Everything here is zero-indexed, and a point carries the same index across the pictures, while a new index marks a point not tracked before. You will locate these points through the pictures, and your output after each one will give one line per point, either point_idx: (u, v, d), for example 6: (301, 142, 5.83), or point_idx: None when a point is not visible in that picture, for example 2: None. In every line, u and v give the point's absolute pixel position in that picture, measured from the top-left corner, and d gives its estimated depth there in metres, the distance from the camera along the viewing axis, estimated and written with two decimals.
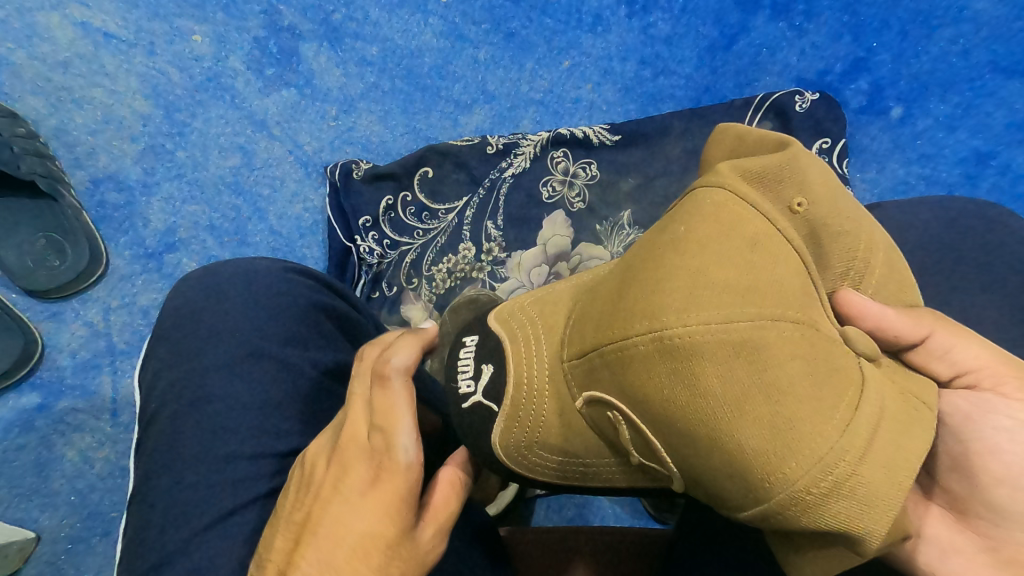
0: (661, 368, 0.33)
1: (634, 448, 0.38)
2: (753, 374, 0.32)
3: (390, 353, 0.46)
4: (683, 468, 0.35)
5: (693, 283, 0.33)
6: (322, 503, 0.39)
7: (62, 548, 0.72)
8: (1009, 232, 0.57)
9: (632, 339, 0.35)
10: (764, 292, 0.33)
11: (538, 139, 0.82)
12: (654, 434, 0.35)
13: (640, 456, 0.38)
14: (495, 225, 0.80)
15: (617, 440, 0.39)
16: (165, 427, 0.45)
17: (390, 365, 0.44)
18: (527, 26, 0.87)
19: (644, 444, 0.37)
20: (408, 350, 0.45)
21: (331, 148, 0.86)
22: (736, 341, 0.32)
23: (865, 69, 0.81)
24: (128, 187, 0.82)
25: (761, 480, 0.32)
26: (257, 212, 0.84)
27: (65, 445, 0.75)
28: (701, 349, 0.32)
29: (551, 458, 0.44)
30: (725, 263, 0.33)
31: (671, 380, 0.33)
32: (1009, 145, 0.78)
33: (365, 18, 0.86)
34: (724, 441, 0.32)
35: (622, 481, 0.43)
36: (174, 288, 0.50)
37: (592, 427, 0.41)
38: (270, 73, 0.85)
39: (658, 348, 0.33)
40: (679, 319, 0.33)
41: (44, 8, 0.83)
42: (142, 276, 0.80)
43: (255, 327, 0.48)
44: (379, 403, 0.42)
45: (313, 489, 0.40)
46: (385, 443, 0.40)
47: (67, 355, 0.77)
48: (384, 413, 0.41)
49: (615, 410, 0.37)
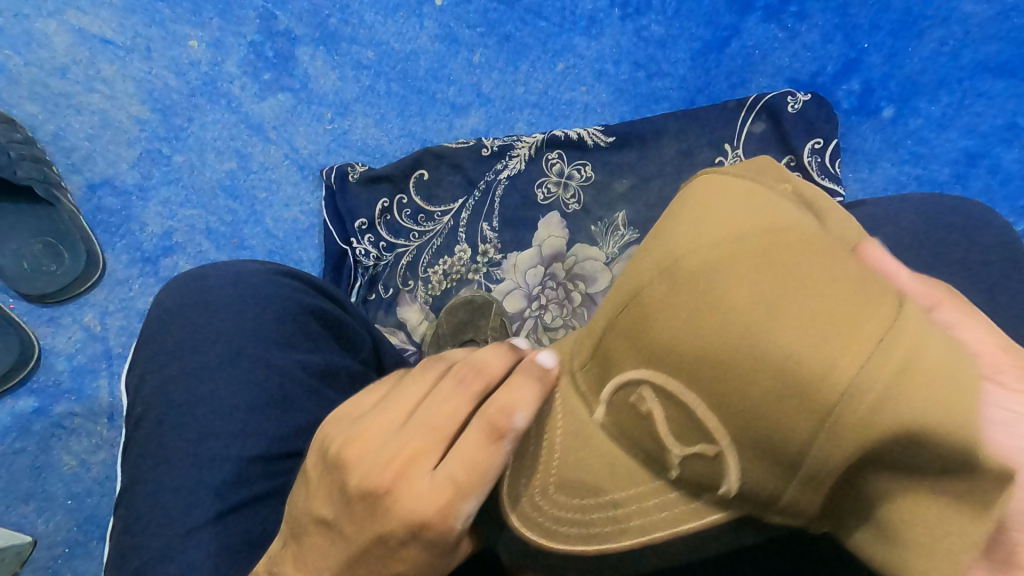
0: (677, 303, 0.32)
1: (671, 434, 0.34)
2: (781, 277, 0.30)
3: (499, 396, 0.33)
4: (737, 423, 0.31)
5: (691, 221, 0.34)
6: (353, 527, 0.34)
7: (58, 552, 0.72)
8: (996, 232, 0.57)
9: (644, 288, 0.34)
10: (772, 212, 0.33)
11: (532, 142, 0.83)
12: (688, 380, 0.32)
13: (680, 445, 0.34)
14: (491, 227, 0.80)
15: (651, 443, 0.35)
16: (158, 430, 0.45)
17: (502, 417, 0.32)
18: (521, 28, 0.87)
19: (681, 419, 0.33)
20: (528, 400, 0.33)
21: (327, 151, 0.86)
22: (746, 242, 0.32)
23: (857, 70, 0.82)
24: (124, 192, 0.82)
25: (830, 400, 0.28)
26: (254, 216, 0.84)
27: (62, 449, 0.75)
28: (714, 263, 0.32)
29: (578, 505, 0.38)
30: (723, 200, 0.34)
31: (694, 309, 0.32)
32: (1000, 145, 0.78)
33: (360, 22, 0.87)
34: (771, 361, 0.29)
35: (662, 530, 0.36)
36: (163, 292, 0.51)
37: (618, 441, 0.37)
38: (266, 78, 0.86)
39: (667, 276, 0.33)
40: (686, 250, 0.33)
41: (41, 15, 0.83)
42: (138, 280, 0.81)
43: (241, 331, 0.48)
44: (461, 456, 0.32)
45: (348, 507, 0.34)
46: (454, 502, 0.32)
47: (63, 359, 0.77)
48: (471, 475, 0.32)
49: (640, 387, 0.34)
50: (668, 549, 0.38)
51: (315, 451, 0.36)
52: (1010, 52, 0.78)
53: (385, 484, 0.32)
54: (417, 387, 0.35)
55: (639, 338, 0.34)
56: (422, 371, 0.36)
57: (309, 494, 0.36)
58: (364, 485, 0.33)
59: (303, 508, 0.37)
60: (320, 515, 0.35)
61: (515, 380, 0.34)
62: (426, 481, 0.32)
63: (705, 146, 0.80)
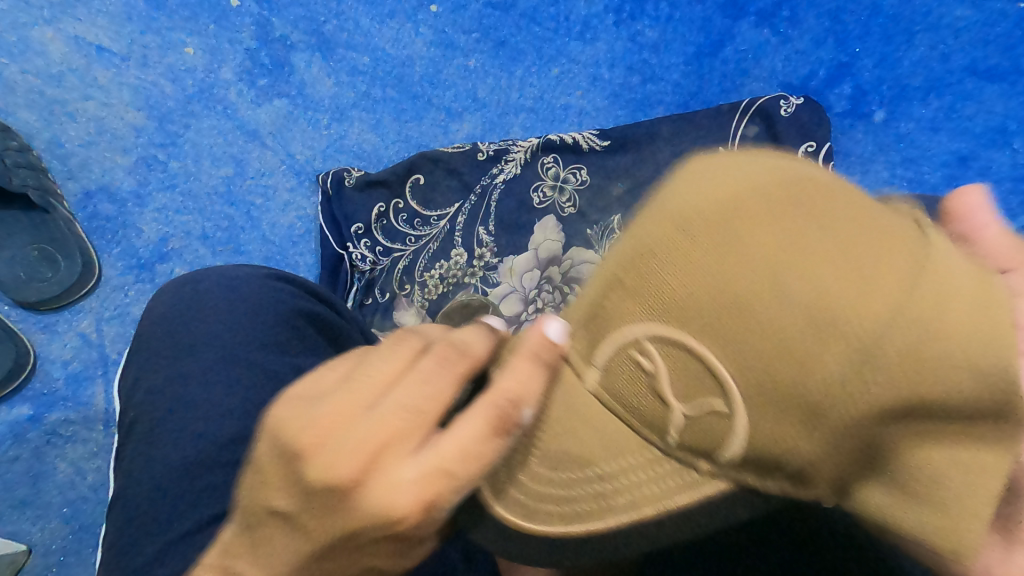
0: (687, 246, 0.34)
1: (676, 390, 0.35)
2: (788, 214, 0.32)
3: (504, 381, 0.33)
4: (752, 365, 0.33)
5: (691, 177, 0.36)
6: (319, 522, 0.32)
7: (53, 560, 0.72)
8: None
9: (650, 239, 0.36)
10: (770, 167, 0.36)
11: (527, 146, 0.83)
12: (703, 321, 0.33)
13: (684, 400, 0.35)
14: (487, 231, 0.80)
15: (650, 407, 0.36)
16: (152, 437, 0.45)
17: (504, 401, 0.32)
18: (516, 34, 0.88)
19: (690, 369, 0.34)
20: (529, 385, 0.33)
21: (324, 156, 0.86)
22: (752, 187, 0.34)
23: (848, 73, 0.82)
24: (121, 198, 0.82)
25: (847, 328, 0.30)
26: (250, 221, 0.84)
27: (57, 456, 0.75)
28: (736, 217, 0.33)
29: (565, 482, 0.38)
30: (720, 161, 0.37)
31: (706, 249, 0.33)
32: (993, 147, 0.78)
33: (356, 28, 0.87)
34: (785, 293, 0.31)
35: (649, 506, 0.37)
36: (156, 298, 0.51)
37: (614, 411, 0.38)
38: (262, 84, 0.86)
39: (684, 233, 0.34)
40: (690, 198, 0.35)
41: (38, 23, 0.83)
42: (134, 286, 0.81)
43: (234, 337, 0.48)
44: (454, 443, 0.31)
45: (309, 501, 0.31)
46: (445, 490, 0.31)
47: (59, 366, 0.77)
48: (467, 462, 0.31)
49: (648, 343, 0.36)
50: (647, 535, 0.37)
51: (269, 444, 0.33)
52: (1001, 55, 0.79)
53: (363, 473, 0.31)
54: (395, 366, 0.33)
55: (654, 295, 0.35)
56: (396, 349, 0.34)
57: (258, 490, 0.33)
58: (334, 477, 0.30)
59: (254, 499, 0.34)
60: (274, 507, 0.33)
61: (517, 364, 0.34)
62: (407, 471, 0.31)
63: (698, 150, 0.81)
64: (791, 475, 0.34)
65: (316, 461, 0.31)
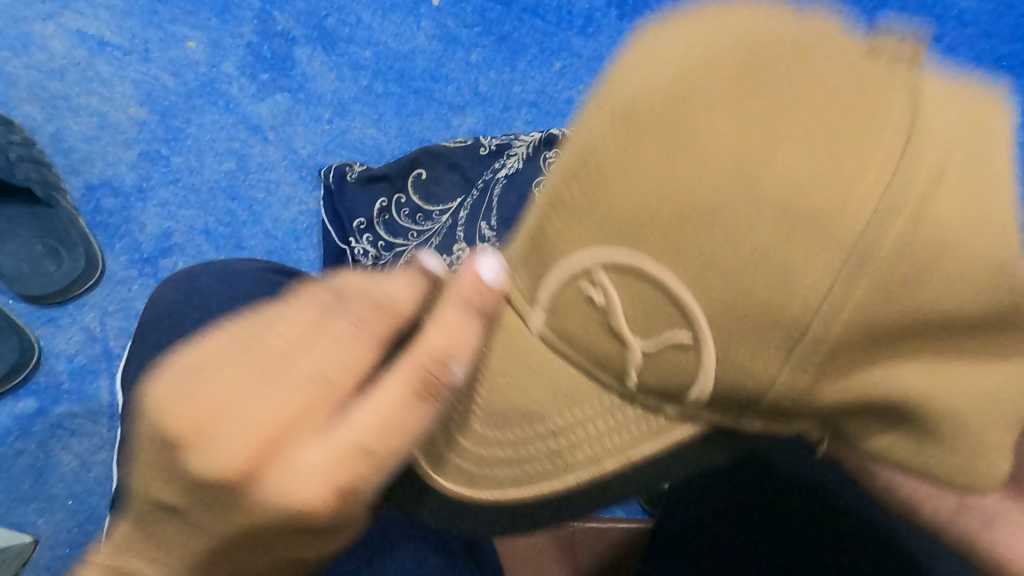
0: (644, 144, 0.33)
1: (627, 320, 0.36)
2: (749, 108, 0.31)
3: (432, 342, 0.34)
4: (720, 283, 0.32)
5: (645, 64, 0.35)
6: (226, 508, 0.33)
7: (60, 552, 0.73)
8: None
9: (604, 141, 0.35)
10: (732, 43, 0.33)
11: (530, 140, 0.83)
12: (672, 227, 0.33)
13: (638, 330, 0.36)
14: (489, 227, 0.74)
15: (608, 345, 0.37)
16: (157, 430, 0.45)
17: (426, 368, 0.33)
18: (518, 28, 0.87)
19: (646, 298, 0.35)
20: (457, 354, 0.34)
21: (326, 151, 0.86)
22: (710, 74, 0.32)
23: None
24: (123, 192, 0.82)
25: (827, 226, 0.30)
26: (252, 216, 0.84)
27: (62, 449, 0.75)
28: (703, 121, 0.32)
29: (506, 439, 0.42)
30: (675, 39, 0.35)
31: (668, 144, 0.33)
32: None
33: (358, 22, 0.87)
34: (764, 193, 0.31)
35: (611, 458, 0.40)
36: (156, 293, 0.50)
37: (568, 354, 0.40)
38: (263, 78, 0.86)
39: (638, 128, 0.34)
40: (642, 91, 0.34)
41: (39, 17, 0.83)
42: (138, 281, 0.81)
43: None
44: (365, 417, 0.32)
45: (203, 490, 0.32)
46: (359, 467, 0.32)
47: (63, 360, 0.77)
48: (377, 432, 0.32)
49: (598, 268, 0.36)
50: (613, 483, 0.42)
51: (158, 431, 0.33)
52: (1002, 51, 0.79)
53: (264, 456, 0.32)
54: (304, 336, 0.35)
55: (617, 224, 0.35)
56: (302, 317, 0.36)
57: (151, 480, 0.34)
58: (232, 460, 0.31)
59: (145, 495, 0.35)
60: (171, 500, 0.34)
61: (445, 329, 0.34)
62: (311, 451, 0.32)
63: None
64: (762, 414, 0.35)
65: (201, 451, 0.32)
